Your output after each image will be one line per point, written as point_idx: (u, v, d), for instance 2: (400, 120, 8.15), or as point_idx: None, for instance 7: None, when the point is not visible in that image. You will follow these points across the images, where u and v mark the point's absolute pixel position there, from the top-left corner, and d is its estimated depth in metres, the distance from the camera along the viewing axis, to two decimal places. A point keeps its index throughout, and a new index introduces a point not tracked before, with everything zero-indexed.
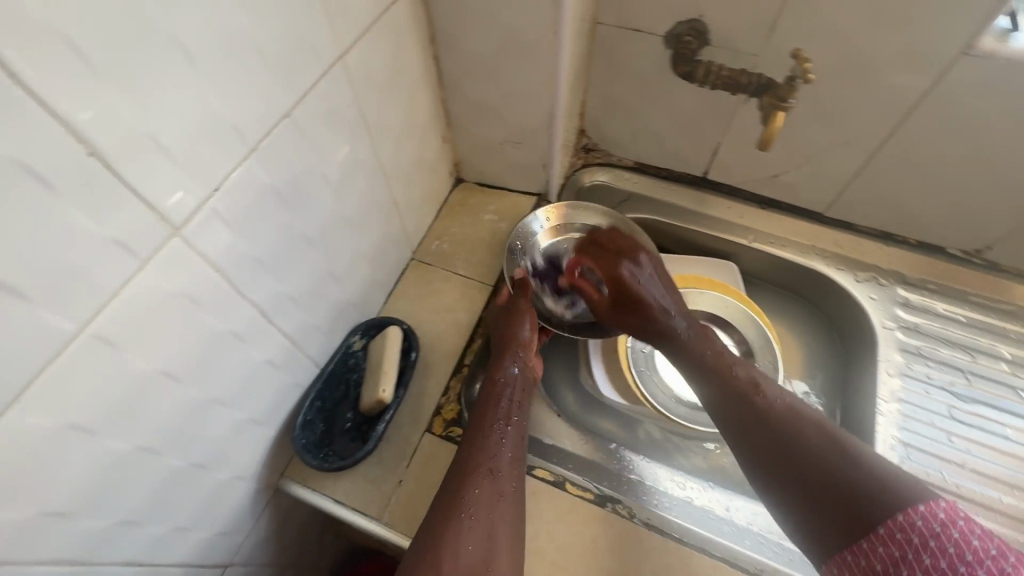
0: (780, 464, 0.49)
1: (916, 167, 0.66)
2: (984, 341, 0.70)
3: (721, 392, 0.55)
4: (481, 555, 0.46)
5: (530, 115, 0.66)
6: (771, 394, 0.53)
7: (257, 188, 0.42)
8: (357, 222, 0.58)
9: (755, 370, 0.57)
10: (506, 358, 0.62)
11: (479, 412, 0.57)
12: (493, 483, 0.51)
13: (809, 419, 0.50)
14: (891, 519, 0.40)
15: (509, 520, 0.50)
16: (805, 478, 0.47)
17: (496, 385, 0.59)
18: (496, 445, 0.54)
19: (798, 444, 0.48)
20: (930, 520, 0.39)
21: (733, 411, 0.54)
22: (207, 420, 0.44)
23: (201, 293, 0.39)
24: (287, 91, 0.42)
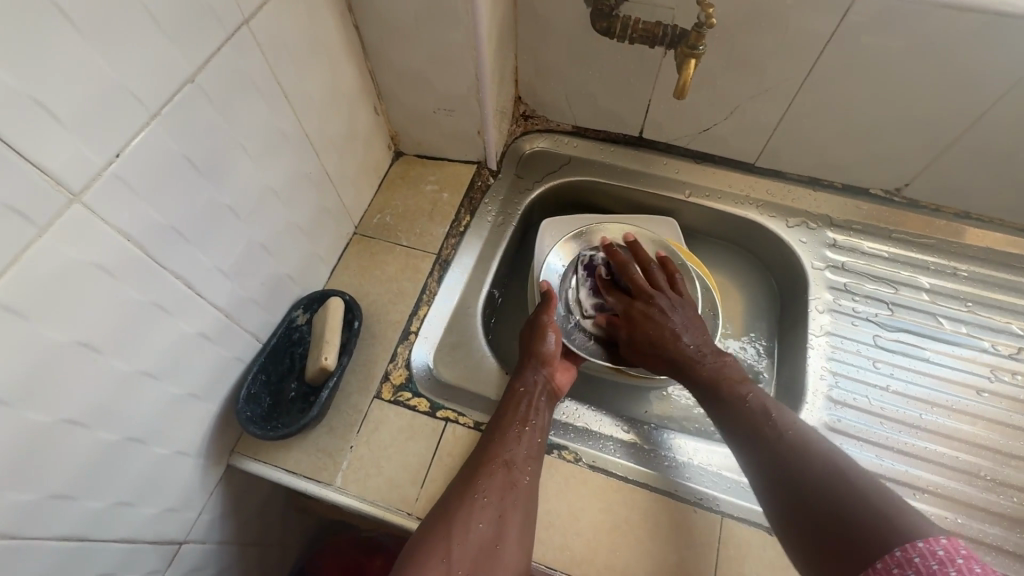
0: (787, 490, 0.48)
1: (830, 110, 0.69)
2: (904, 273, 0.75)
3: (734, 416, 0.55)
4: (491, 535, 0.50)
5: (457, 80, 0.67)
6: (780, 419, 0.53)
7: (165, 156, 0.42)
8: (287, 195, 0.58)
9: (770, 399, 0.56)
10: (530, 366, 0.63)
11: (502, 413, 0.58)
12: (507, 475, 0.53)
13: (811, 447, 0.50)
14: (888, 553, 0.38)
15: (522, 510, 0.52)
16: (804, 501, 0.46)
17: (517, 393, 0.60)
18: (514, 441, 0.56)
19: (805, 471, 0.48)
20: (928, 557, 0.36)
21: (744, 438, 0.53)
22: (137, 393, 0.45)
23: (113, 263, 0.40)
24: (187, 56, 0.41)
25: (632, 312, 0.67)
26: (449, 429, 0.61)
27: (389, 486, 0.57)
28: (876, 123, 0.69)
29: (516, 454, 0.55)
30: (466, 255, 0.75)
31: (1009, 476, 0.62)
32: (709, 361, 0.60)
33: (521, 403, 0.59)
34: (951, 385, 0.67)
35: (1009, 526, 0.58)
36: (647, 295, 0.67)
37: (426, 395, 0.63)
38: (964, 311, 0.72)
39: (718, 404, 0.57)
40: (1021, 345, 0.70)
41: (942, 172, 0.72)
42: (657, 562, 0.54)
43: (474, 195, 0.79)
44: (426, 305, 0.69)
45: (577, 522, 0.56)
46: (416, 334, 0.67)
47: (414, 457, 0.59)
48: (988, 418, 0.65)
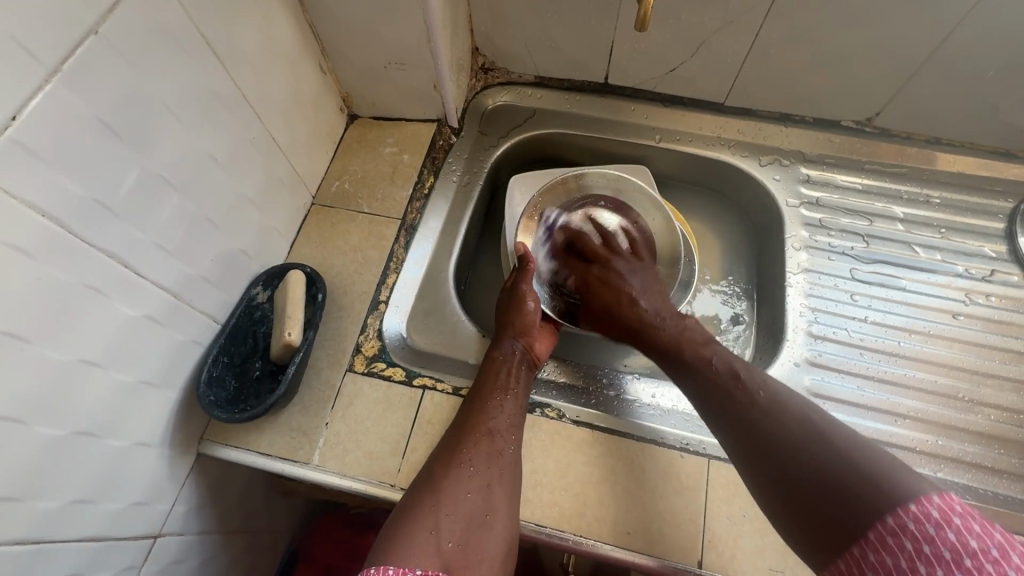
0: (772, 463, 0.44)
1: (798, 38, 0.67)
2: (878, 204, 0.74)
3: (700, 384, 0.52)
4: (480, 504, 0.48)
5: (404, 28, 0.62)
6: (748, 380, 0.50)
7: (75, 120, 0.37)
8: (230, 164, 0.54)
9: (736, 360, 0.53)
10: (506, 336, 0.61)
11: (484, 382, 0.56)
12: (491, 444, 0.52)
13: (783, 405, 0.46)
14: (879, 520, 0.36)
15: (506, 479, 0.51)
16: (781, 467, 0.43)
17: (495, 362, 0.58)
18: (496, 409, 0.54)
19: (786, 437, 0.44)
20: (922, 521, 0.34)
21: (714, 405, 0.50)
22: (82, 384, 0.42)
23: (31, 244, 0.36)
24: (82, 2, 0.36)
25: (590, 275, 0.67)
26: (427, 397, 0.59)
27: (369, 458, 0.55)
28: (844, 49, 0.67)
29: (498, 423, 0.53)
30: (433, 219, 0.72)
31: (986, 396, 0.62)
32: (669, 324, 0.59)
33: (500, 373, 0.57)
34: (928, 311, 0.68)
35: (987, 444, 0.59)
36: (603, 261, 0.68)
37: (401, 364, 0.61)
38: (939, 238, 0.72)
39: (685, 372, 0.54)
40: (993, 267, 0.70)
41: (912, 97, 0.70)
42: (647, 509, 0.53)
43: (436, 154, 0.75)
44: (394, 272, 0.66)
45: (565, 476, 0.55)
46: (387, 303, 0.64)
47: (393, 428, 0.57)
48: (964, 341, 0.66)
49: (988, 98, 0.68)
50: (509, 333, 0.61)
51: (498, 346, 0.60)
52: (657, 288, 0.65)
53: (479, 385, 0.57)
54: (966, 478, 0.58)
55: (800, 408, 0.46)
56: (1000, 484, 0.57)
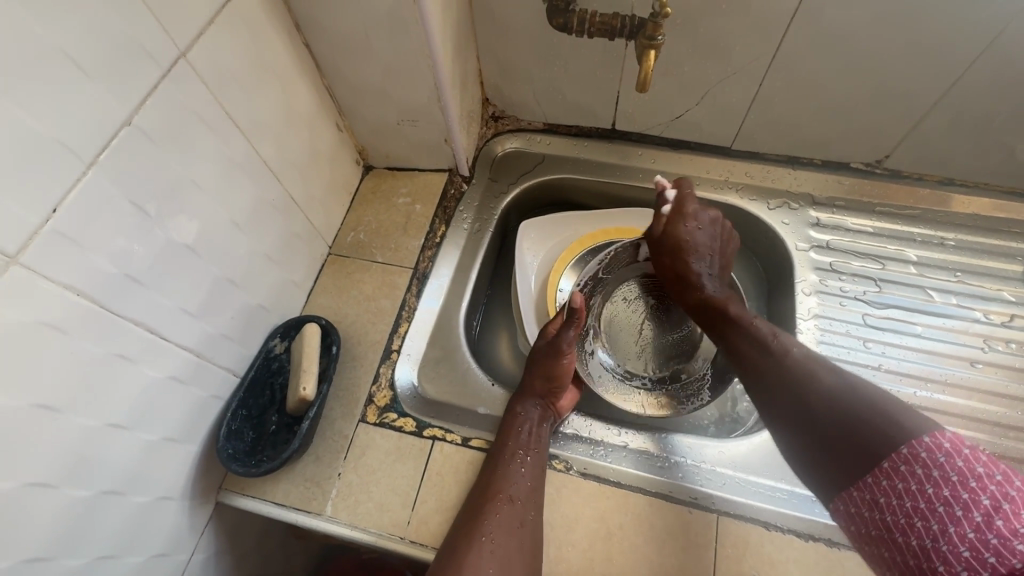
0: (803, 415, 0.45)
1: (801, 87, 0.68)
2: (891, 247, 0.74)
3: (739, 343, 0.55)
4: (499, 575, 0.49)
5: (416, 88, 0.65)
6: (786, 339, 0.52)
7: (110, 202, 0.41)
8: (250, 225, 0.57)
9: (778, 323, 0.55)
10: (528, 398, 0.61)
11: (506, 440, 0.57)
12: (512, 511, 0.52)
13: (817, 361, 0.48)
14: (895, 451, 0.37)
15: (527, 546, 0.51)
16: (806, 412, 0.45)
17: (517, 422, 0.59)
18: (517, 472, 0.55)
19: (831, 391, 0.44)
20: (934, 451, 0.36)
21: (752, 358, 0.53)
22: (109, 445, 0.44)
23: (68, 321, 0.39)
24: (117, 96, 0.40)
25: (655, 230, 0.65)
26: (437, 448, 0.60)
27: (380, 510, 0.57)
28: (849, 95, 0.67)
29: (520, 486, 0.54)
30: (445, 266, 0.73)
31: (1007, 449, 0.61)
32: (718, 295, 0.61)
33: (521, 435, 0.58)
34: (944, 358, 0.66)
35: None
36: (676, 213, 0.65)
37: (412, 414, 0.62)
38: (954, 282, 0.71)
39: (728, 335, 0.57)
40: (1013, 312, 0.69)
41: (920, 141, 0.70)
42: (656, 567, 0.53)
43: (447, 203, 0.77)
44: (407, 321, 0.68)
45: (572, 531, 0.55)
46: (399, 352, 0.66)
47: (403, 479, 0.58)
48: (983, 390, 0.64)
49: (999, 143, 0.67)
50: (533, 391, 0.61)
51: (521, 402, 0.60)
52: (726, 253, 0.65)
53: (500, 443, 0.57)
54: None
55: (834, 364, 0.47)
56: None
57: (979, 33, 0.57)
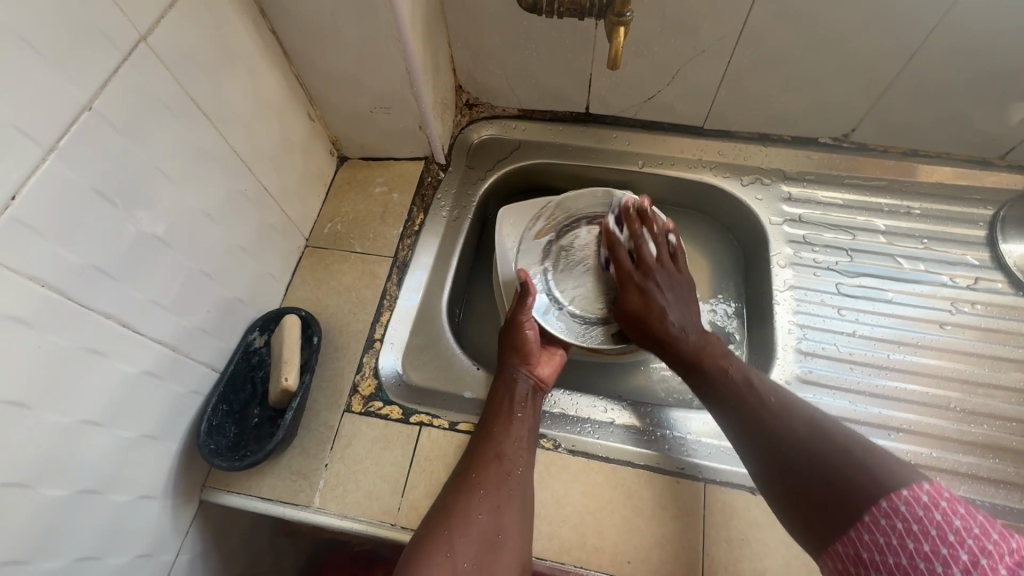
0: (786, 469, 0.45)
1: (768, 63, 0.69)
2: (861, 218, 0.76)
3: (716, 392, 0.55)
4: (491, 525, 0.50)
5: (387, 75, 0.64)
6: (762, 388, 0.53)
7: (73, 191, 0.39)
8: (223, 216, 0.55)
9: (750, 369, 0.56)
10: (510, 365, 0.62)
11: (490, 410, 0.58)
12: (499, 466, 0.53)
13: (792, 411, 0.49)
14: (874, 504, 0.37)
15: (517, 500, 0.52)
16: (790, 466, 0.45)
17: (500, 391, 0.60)
18: (502, 434, 0.55)
19: (812, 448, 0.45)
20: (912, 504, 0.36)
21: (726, 407, 0.54)
22: (84, 443, 0.43)
23: (35, 315, 0.38)
24: (75, 81, 0.39)
25: (626, 279, 0.65)
26: (425, 433, 0.60)
27: (369, 499, 0.56)
28: (815, 70, 0.69)
29: (505, 446, 0.55)
30: (425, 254, 0.73)
31: (977, 405, 0.63)
32: (691, 339, 0.60)
33: (503, 400, 0.58)
34: (915, 322, 0.68)
35: (982, 453, 0.60)
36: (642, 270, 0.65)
37: (398, 402, 0.62)
38: (921, 249, 0.73)
39: (705, 385, 0.57)
40: (977, 275, 0.71)
41: (884, 113, 0.72)
42: (647, 537, 0.54)
43: (425, 191, 0.77)
44: (389, 309, 0.68)
45: (564, 507, 0.55)
46: (382, 341, 0.66)
47: (391, 466, 0.58)
48: (952, 351, 0.66)
49: (958, 112, 0.70)
50: (511, 362, 0.62)
51: (502, 374, 0.61)
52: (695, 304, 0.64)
53: (486, 413, 0.58)
54: (962, 490, 0.58)
55: (808, 411, 0.49)
56: (998, 495, 0.58)
57: (935, 5, 0.59)
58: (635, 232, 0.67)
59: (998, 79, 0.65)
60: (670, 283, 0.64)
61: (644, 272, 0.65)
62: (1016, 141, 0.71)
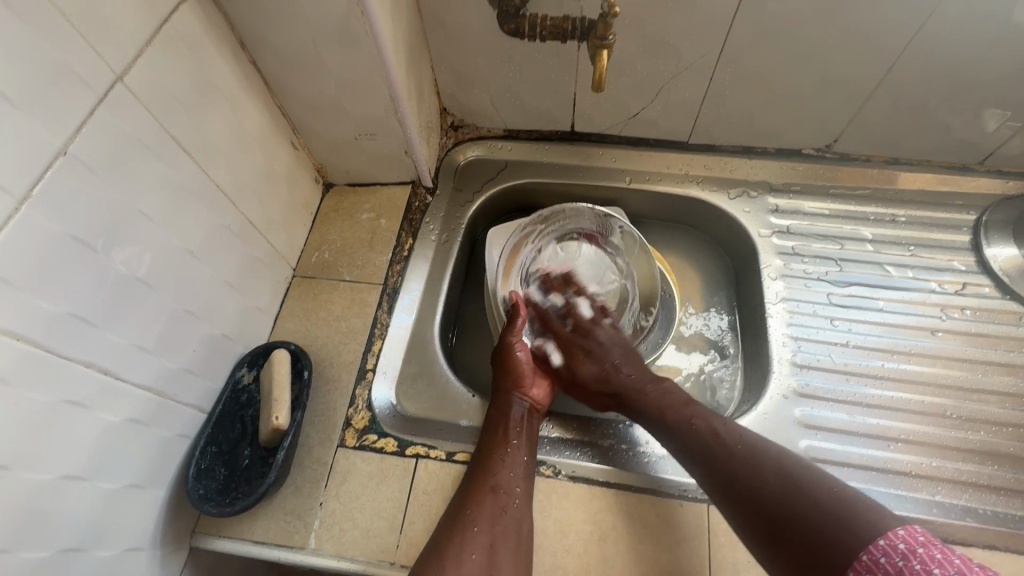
0: (769, 526, 0.45)
1: (751, 79, 0.70)
2: (848, 227, 0.76)
3: (683, 446, 0.54)
4: (485, 566, 0.47)
5: (371, 103, 0.64)
6: (728, 434, 0.52)
7: (50, 240, 0.38)
8: (207, 252, 0.54)
9: (712, 414, 0.55)
10: (506, 391, 0.61)
11: (485, 438, 0.57)
12: (494, 499, 0.52)
13: (761, 459, 0.49)
14: (857, 560, 0.40)
15: (512, 535, 0.50)
16: (770, 521, 0.45)
17: (496, 416, 0.59)
18: (497, 464, 0.54)
19: (794, 504, 0.45)
20: (891, 554, 0.39)
21: (694, 461, 0.52)
22: (66, 500, 0.41)
23: (13, 372, 0.37)
24: (50, 127, 0.38)
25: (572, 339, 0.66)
26: (421, 465, 0.58)
27: (367, 537, 0.55)
28: (795, 86, 0.70)
29: (502, 477, 0.53)
30: (415, 280, 0.71)
31: (973, 411, 0.64)
32: (651, 391, 0.59)
33: (499, 427, 0.57)
34: (907, 330, 0.69)
35: (980, 460, 0.60)
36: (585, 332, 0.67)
37: (392, 434, 0.60)
38: (909, 256, 0.74)
39: (669, 434, 0.55)
40: (964, 280, 0.72)
41: (865, 124, 0.74)
42: (651, 563, 0.53)
43: (413, 216, 0.76)
44: (380, 338, 0.66)
45: (566, 537, 0.54)
46: (374, 371, 0.64)
47: (388, 501, 0.56)
48: (946, 357, 0.67)
49: (939, 119, 0.71)
50: (505, 387, 0.61)
51: (497, 400, 0.60)
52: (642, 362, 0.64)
53: (482, 441, 0.57)
54: (964, 499, 0.58)
55: (778, 458, 0.49)
56: (999, 502, 0.58)
57: (910, 20, 0.60)
58: (562, 297, 0.71)
59: (973, 88, 0.66)
60: (610, 340, 0.65)
61: (581, 334, 0.67)
62: (995, 146, 0.73)
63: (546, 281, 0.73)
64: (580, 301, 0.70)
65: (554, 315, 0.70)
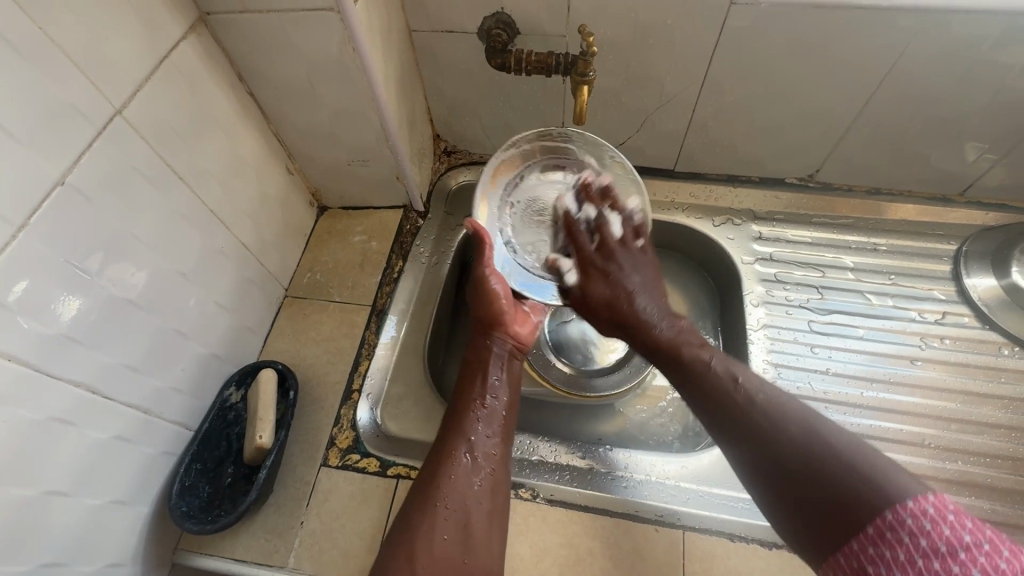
0: (788, 478, 0.40)
1: (732, 112, 0.72)
2: (830, 255, 0.78)
3: (696, 392, 0.50)
4: (460, 511, 0.49)
5: (363, 132, 0.66)
6: (748, 382, 0.48)
7: (47, 266, 0.40)
8: (198, 274, 0.56)
9: (733, 363, 0.50)
10: (486, 338, 0.63)
11: (463, 380, 0.60)
12: (472, 442, 0.54)
13: (782, 407, 0.44)
14: (878, 515, 0.33)
15: (488, 478, 0.52)
16: (786, 473, 0.40)
17: (477, 360, 0.62)
18: (475, 409, 0.57)
19: (817, 455, 0.39)
20: (920, 517, 0.31)
21: (709, 408, 0.48)
22: (50, 515, 0.43)
23: (5, 392, 0.38)
24: (49, 159, 0.40)
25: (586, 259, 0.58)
26: (402, 486, 0.59)
27: (345, 556, 0.55)
28: (776, 118, 0.72)
29: (477, 436, 0.54)
30: (404, 302, 0.72)
31: (952, 440, 0.64)
32: (665, 327, 0.55)
33: (478, 373, 0.60)
34: (887, 358, 0.70)
35: (957, 490, 0.61)
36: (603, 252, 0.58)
37: (375, 453, 0.61)
38: (889, 284, 0.75)
39: (684, 382, 0.51)
40: (944, 310, 0.73)
41: (845, 156, 0.75)
42: None
43: (403, 239, 0.77)
44: (366, 358, 0.68)
45: (542, 561, 0.55)
46: (360, 391, 0.65)
47: (368, 522, 0.57)
48: (925, 387, 0.67)
49: (916, 152, 0.73)
50: (488, 331, 0.64)
51: (477, 346, 0.63)
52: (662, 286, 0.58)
53: (457, 396, 0.58)
54: None
55: (799, 408, 0.43)
56: None
57: (883, 59, 0.62)
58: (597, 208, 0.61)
59: (949, 123, 0.68)
60: (630, 264, 0.57)
61: (604, 254, 0.58)
62: (973, 179, 0.74)
63: (583, 191, 0.62)
64: (613, 215, 0.60)
65: (583, 226, 0.60)
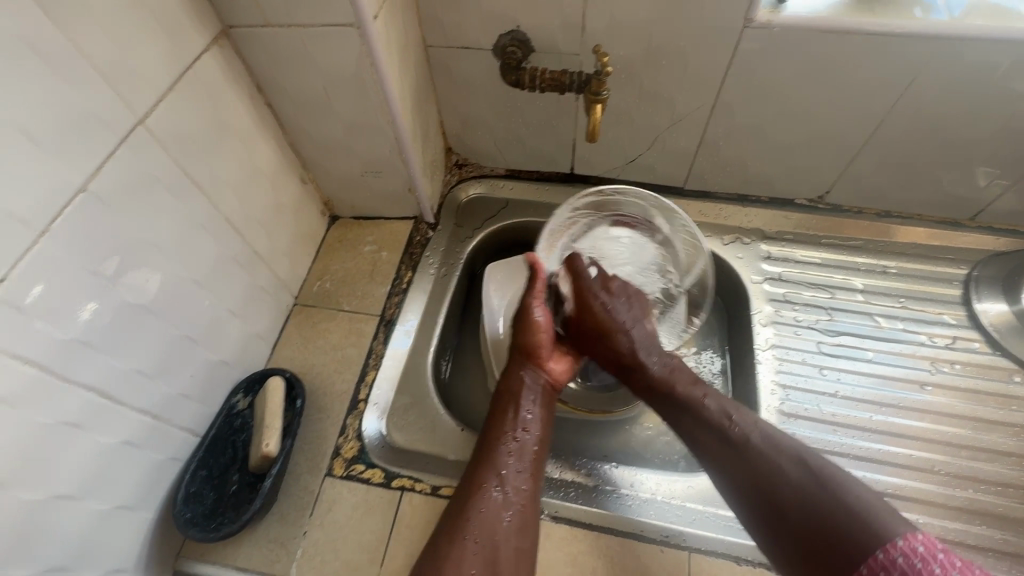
0: (786, 519, 0.44)
1: (743, 132, 0.73)
2: (838, 276, 0.77)
3: (697, 434, 0.52)
4: (487, 552, 0.47)
5: (377, 144, 0.67)
6: (740, 420, 0.51)
7: (65, 272, 0.41)
8: (212, 281, 0.57)
9: (725, 399, 0.54)
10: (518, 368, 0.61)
11: (495, 415, 0.58)
12: (505, 480, 0.52)
13: (779, 445, 0.48)
14: (870, 556, 0.37)
15: (519, 518, 0.50)
16: (782, 511, 0.44)
17: (510, 392, 0.59)
18: (507, 444, 0.54)
19: (815, 492, 0.43)
20: (910, 555, 0.35)
21: (708, 446, 0.51)
22: (56, 520, 0.43)
23: (21, 397, 0.39)
24: (72, 166, 0.41)
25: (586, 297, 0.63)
26: (406, 499, 0.59)
27: (347, 569, 0.55)
28: (786, 139, 0.72)
29: (510, 471, 0.53)
30: (412, 312, 0.73)
31: (961, 467, 0.63)
32: (655, 363, 0.59)
33: (510, 405, 0.58)
34: (896, 382, 0.69)
35: (967, 518, 0.60)
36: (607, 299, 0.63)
37: (380, 465, 0.61)
38: (899, 307, 0.75)
39: (682, 420, 0.54)
40: (955, 334, 0.73)
41: (855, 178, 0.76)
42: None
43: (413, 250, 0.78)
44: (373, 368, 0.68)
45: None
46: (366, 402, 0.65)
47: (370, 534, 0.57)
48: (934, 412, 0.67)
49: (927, 176, 0.73)
50: (524, 361, 0.61)
51: (509, 378, 0.61)
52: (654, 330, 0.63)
53: (490, 430, 0.57)
54: None
55: (797, 448, 0.47)
56: (986, 564, 0.57)
57: (894, 84, 0.63)
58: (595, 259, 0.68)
59: (960, 149, 0.68)
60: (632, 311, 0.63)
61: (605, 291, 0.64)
62: (985, 203, 0.74)
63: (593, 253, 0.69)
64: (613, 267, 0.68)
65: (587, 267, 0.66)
